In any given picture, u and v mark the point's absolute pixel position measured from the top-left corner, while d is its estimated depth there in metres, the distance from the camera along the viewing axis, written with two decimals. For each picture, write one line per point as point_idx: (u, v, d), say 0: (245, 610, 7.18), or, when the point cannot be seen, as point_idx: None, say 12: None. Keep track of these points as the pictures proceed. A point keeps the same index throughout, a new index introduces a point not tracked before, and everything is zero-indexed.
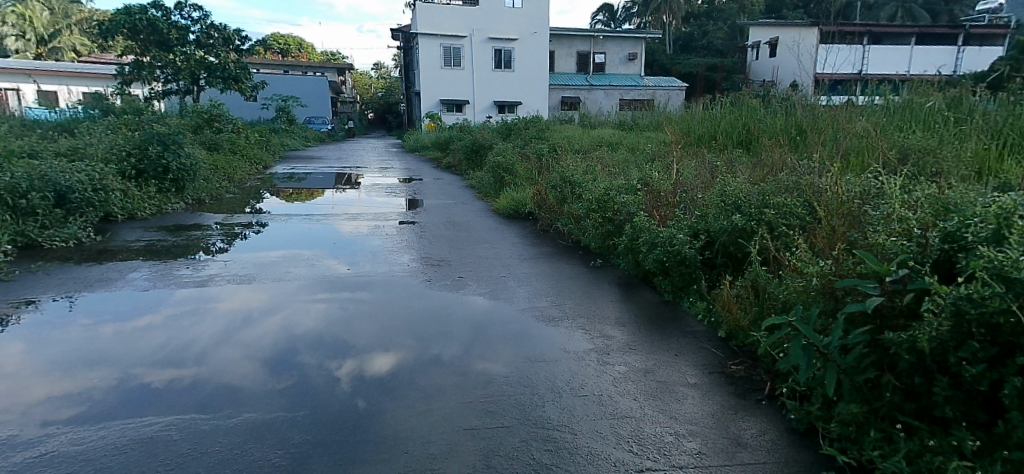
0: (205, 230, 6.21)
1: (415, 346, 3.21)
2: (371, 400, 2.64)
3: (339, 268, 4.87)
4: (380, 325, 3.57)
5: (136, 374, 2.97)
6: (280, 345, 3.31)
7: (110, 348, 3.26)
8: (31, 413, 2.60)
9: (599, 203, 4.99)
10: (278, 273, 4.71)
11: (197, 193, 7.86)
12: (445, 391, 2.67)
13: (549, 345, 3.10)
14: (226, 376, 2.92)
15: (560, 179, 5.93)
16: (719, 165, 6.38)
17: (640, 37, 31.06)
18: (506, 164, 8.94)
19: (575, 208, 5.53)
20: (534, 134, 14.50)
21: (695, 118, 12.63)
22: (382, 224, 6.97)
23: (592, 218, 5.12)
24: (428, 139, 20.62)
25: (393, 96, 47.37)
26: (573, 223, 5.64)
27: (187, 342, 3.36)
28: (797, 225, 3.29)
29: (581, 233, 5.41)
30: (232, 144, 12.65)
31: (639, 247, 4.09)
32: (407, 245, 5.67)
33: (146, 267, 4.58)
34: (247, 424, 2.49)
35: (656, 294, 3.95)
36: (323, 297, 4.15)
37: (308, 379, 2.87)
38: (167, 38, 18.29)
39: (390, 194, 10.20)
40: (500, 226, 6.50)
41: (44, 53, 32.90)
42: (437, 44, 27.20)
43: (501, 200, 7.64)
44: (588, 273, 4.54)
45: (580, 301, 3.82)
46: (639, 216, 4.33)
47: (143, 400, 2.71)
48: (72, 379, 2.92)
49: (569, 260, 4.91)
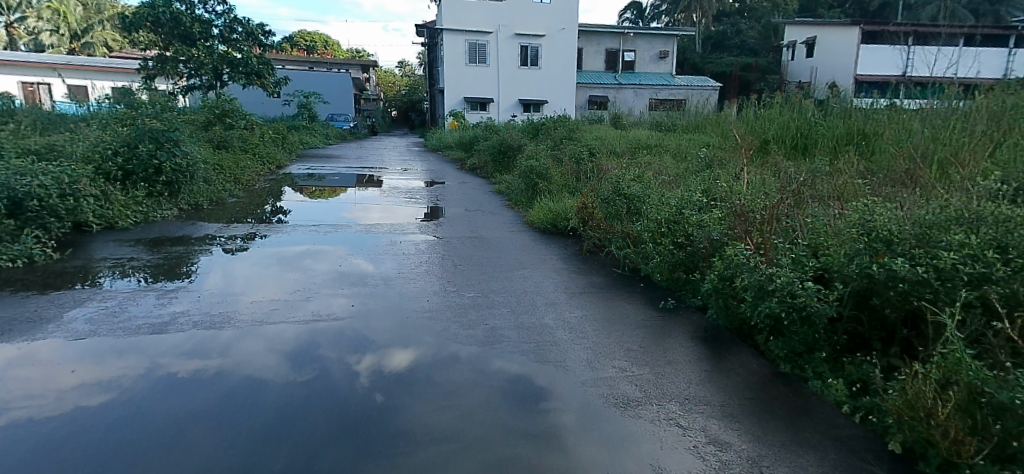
0: (189, 243, 5.30)
1: (433, 342, 3.19)
2: (389, 395, 2.64)
3: (341, 302, 3.90)
4: (397, 319, 3.56)
5: (161, 363, 2.95)
6: (302, 338, 3.30)
7: (141, 335, 3.27)
8: (65, 398, 2.60)
9: (669, 224, 3.97)
10: (257, 310, 3.73)
11: (194, 197, 6.98)
12: (465, 388, 2.67)
13: (628, 446, 2.17)
14: (250, 367, 2.92)
15: (612, 191, 4.89)
16: (800, 177, 5.32)
17: (673, 34, 29.68)
18: (539, 169, 7.90)
19: (636, 228, 4.47)
20: (564, 136, 13.39)
21: (744, 121, 11.36)
22: (397, 237, 5.98)
23: (658, 242, 4.08)
24: (451, 138, 19.71)
25: (416, 94, 46.59)
26: (630, 246, 4.59)
27: (212, 331, 3.36)
28: (983, 280, 2.34)
29: (643, 260, 4.35)
30: (243, 141, 11.87)
31: (738, 292, 3.04)
32: (427, 270, 4.66)
33: (94, 303, 3.67)
34: (268, 416, 2.48)
35: (763, 361, 2.89)
36: (344, 290, 4.17)
37: (328, 373, 2.86)
38: (190, 32, 17.68)
39: (409, 198, 9.28)
40: (537, 244, 5.48)
41: (76, 49, 33.03)
42: (463, 40, 26.29)
43: (535, 212, 6.63)
44: (659, 321, 3.43)
45: (664, 370, 2.77)
46: (731, 247, 3.27)
47: (172, 388, 2.72)
48: (101, 366, 2.91)
49: (630, 298, 3.85)
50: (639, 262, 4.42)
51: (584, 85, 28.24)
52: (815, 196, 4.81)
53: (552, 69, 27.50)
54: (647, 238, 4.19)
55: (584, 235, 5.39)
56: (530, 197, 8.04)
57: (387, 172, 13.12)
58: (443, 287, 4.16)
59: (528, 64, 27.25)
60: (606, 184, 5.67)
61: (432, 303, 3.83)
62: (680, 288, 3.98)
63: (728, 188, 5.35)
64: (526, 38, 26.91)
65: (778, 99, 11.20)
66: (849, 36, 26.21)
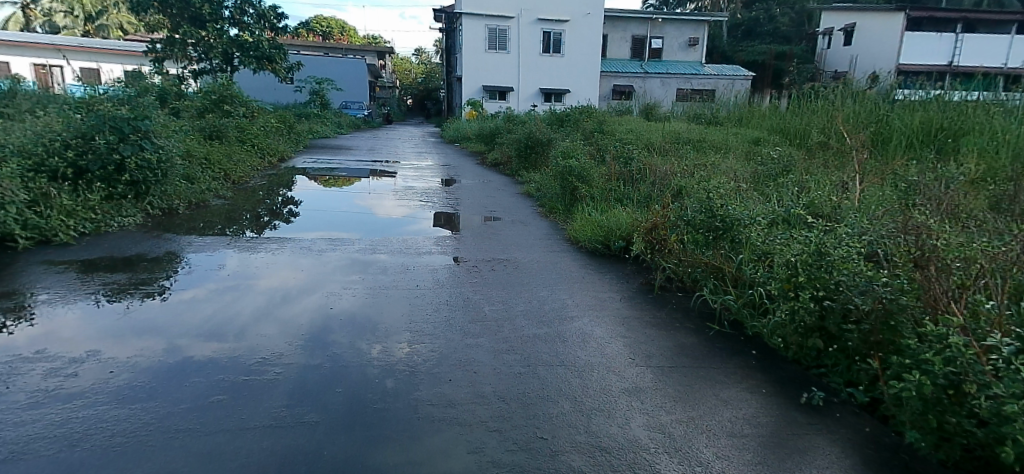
0: (126, 272, 4.01)
1: (448, 336, 3.06)
2: (400, 379, 2.59)
3: (327, 384, 2.56)
4: (409, 307, 3.52)
5: (178, 346, 2.95)
6: (317, 323, 3.28)
7: (159, 320, 3.29)
8: (91, 372, 2.65)
9: (817, 271, 2.65)
10: (260, 301, 3.64)
11: (167, 200, 5.82)
12: (479, 365, 2.70)
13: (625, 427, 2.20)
14: (264, 351, 2.90)
15: (703, 209, 3.61)
16: (934, 196, 4.10)
17: (704, 20, 27.99)
18: (579, 170, 6.64)
19: (751, 270, 3.18)
20: (595, 129, 12.08)
21: (807, 116, 9.96)
22: (409, 257, 4.73)
23: (791, 298, 2.77)
24: (470, 129, 18.49)
25: (433, 82, 45.40)
26: (733, 295, 3.29)
27: (227, 318, 3.35)
28: None
29: (754, 314, 3.11)
30: (242, 131, 10.74)
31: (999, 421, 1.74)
32: (447, 316, 3.37)
33: None
34: (289, 390, 2.51)
35: None
36: (357, 278, 4.14)
37: (342, 357, 2.82)
38: (200, 13, 16.64)
39: (424, 200, 8.12)
40: (588, 273, 4.24)
41: (90, 30, 32.16)
42: (482, 25, 24.94)
43: (580, 224, 5.44)
44: (798, 435, 2.18)
45: None
46: (954, 338, 1.96)
47: (190, 368, 2.72)
48: (121, 347, 2.93)
49: (755, 388, 2.52)
50: (758, 317, 3.09)
51: (609, 73, 26.83)
52: (967, 224, 3.65)
53: (575, 56, 26.11)
54: (772, 289, 2.90)
55: (655, 267, 4.10)
56: (566, 203, 6.80)
57: (403, 167, 11.96)
58: (472, 351, 2.86)
59: (550, 51, 25.88)
60: (683, 199, 4.44)
61: (463, 390, 2.47)
62: (826, 364, 2.69)
63: (841, 208, 4.16)
64: (549, 23, 25.55)
65: (846, 91, 9.75)
66: (894, 22, 24.50)
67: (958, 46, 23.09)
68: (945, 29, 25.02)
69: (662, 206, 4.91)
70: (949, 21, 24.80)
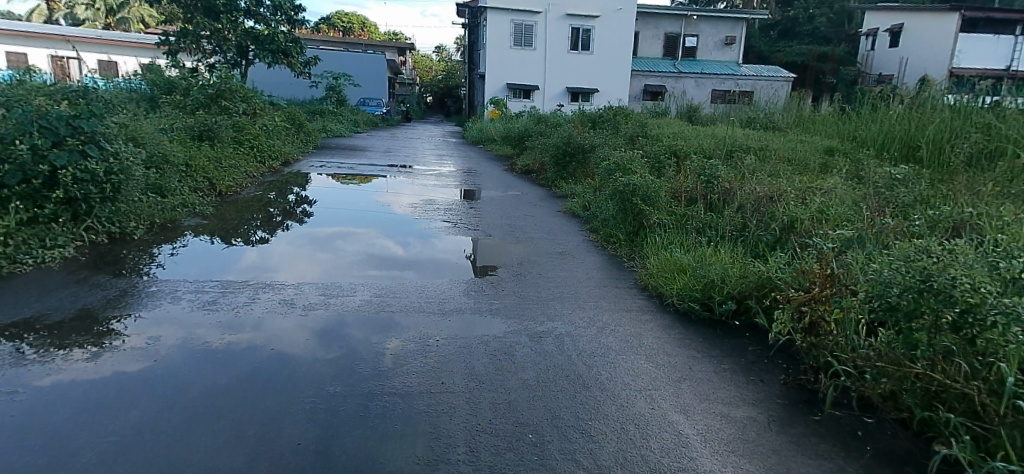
0: (11, 340, 2.75)
1: (456, 366, 2.68)
2: (412, 376, 2.57)
3: None
4: (418, 304, 3.55)
5: (198, 334, 2.93)
6: (331, 316, 3.27)
7: (180, 308, 3.27)
8: (106, 363, 2.60)
9: None
10: (278, 292, 3.66)
11: (119, 221, 4.64)
12: (494, 376, 2.60)
13: None
14: (281, 344, 2.87)
15: (931, 282, 2.08)
16: None
17: (741, 18, 26.36)
18: (644, 189, 5.24)
19: None
20: (637, 134, 10.64)
21: (893, 124, 8.38)
22: (432, 318, 3.34)
23: None
24: (494, 130, 17.13)
25: (454, 79, 44.03)
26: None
27: (247, 306, 3.36)
28: None
29: None
30: (242, 130, 9.52)
31: None
32: (492, 468, 1.93)
33: None
34: (298, 387, 2.44)
35: None
36: (373, 274, 4.20)
37: (353, 353, 2.80)
38: (214, 3, 15.34)
39: (445, 215, 6.79)
40: (698, 363, 2.81)
41: (112, 24, 31.36)
42: (508, 20, 23.56)
43: (660, 268, 4.03)
44: None
45: None
46: None
47: (209, 358, 2.69)
48: (142, 334, 2.91)
49: None
50: None
51: (639, 72, 25.27)
52: None
53: (606, 54, 24.61)
54: None
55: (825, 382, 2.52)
56: (628, 232, 5.36)
57: (422, 172, 10.63)
58: None
59: (579, 48, 24.43)
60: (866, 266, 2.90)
61: None
62: None
63: None
64: (578, 19, 24.07)
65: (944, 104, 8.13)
66: (945, 22, 22.70)
67: (1017, 49, 21.65)
68: (1001, 31, 23.13)
69: (798, 258, 3.48)
70: (1006, 22, 22.90)
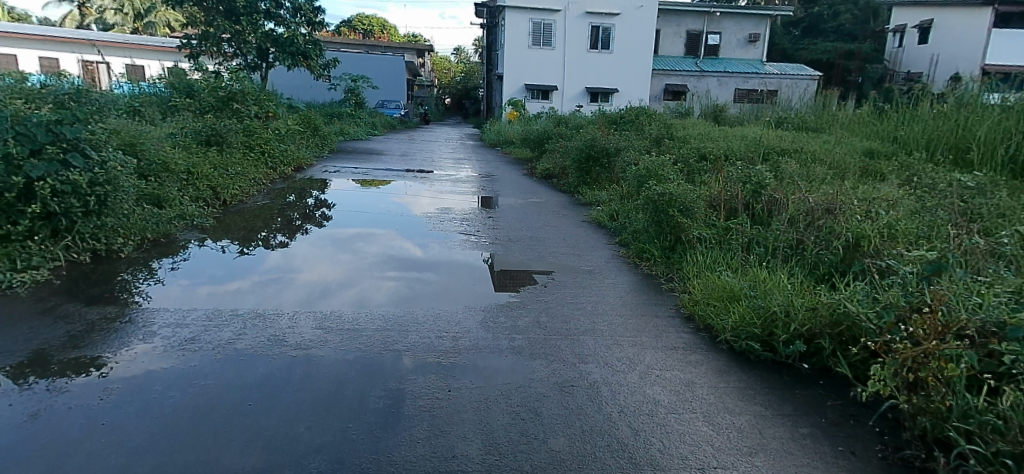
0: None
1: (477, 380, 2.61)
2: (432, 385, 2.54)
3: None
4: (435, 325, 3.26)
5: (223, 337, 2.95)
6: (355, 319, 3.30)
7: (208, 309, 3.32)
8: (133, 363, 2.62)
9: None
10: (300, 293, 3.67)
11: (106, 236, 4.26)
12: (515, 392, 2.50)
13: None
14: (303, 347, 2.87)
15: None
16: None
17: (766, 14, 25.48)
18: (680, 197, 4.69)
19: None
20: (663, 135, 10.07)
21: (940, 124, 7.70)
22: (441, 360, 2.81)
23: None
24: (513, 132, 16.64)
25: (473, 80, 43.63)
26: None
27: (274, 308, 3.40)
28: None
29: None
30: (252, 135, 9.15)
31: None
32: None
33: None
34: (318, 391, 2.44)
35: None
36: (393, 275, 4.12)
37: (375, 357, 2.80)
38: (234, 5, 15.09)
39: (459, 224, 6.32)
40: (769, 427, 2.27)
41: (139, 28, 31.65)
42: (526, 19, 23.08)
43: (710, 293, 3.50)
44: None
45: None
46: None
47: (235, 359, 2.71)
48: (168, 336, 2.94)
49: None
50: None
51: (661, 71, 24.56)
52: None
53: (627, 53, 23.94)
54: None
55: (946, 464, 1.93)
56: (663, 247, 4.82)
57: (438, 177, 10.19)
58: None
59: (598, 47, 23.80)
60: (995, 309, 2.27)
61: None
62: None
63: None
64: (597, 17, 23.44)
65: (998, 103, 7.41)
66: (976, 18, 21.73)
67: None
68: None
69: (881, 287, 2.92)
70: None
